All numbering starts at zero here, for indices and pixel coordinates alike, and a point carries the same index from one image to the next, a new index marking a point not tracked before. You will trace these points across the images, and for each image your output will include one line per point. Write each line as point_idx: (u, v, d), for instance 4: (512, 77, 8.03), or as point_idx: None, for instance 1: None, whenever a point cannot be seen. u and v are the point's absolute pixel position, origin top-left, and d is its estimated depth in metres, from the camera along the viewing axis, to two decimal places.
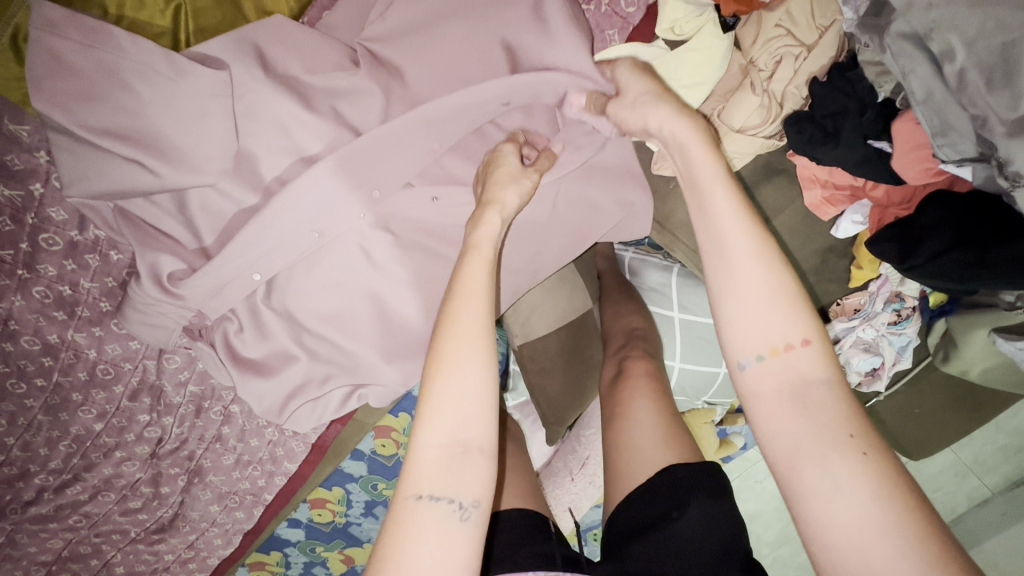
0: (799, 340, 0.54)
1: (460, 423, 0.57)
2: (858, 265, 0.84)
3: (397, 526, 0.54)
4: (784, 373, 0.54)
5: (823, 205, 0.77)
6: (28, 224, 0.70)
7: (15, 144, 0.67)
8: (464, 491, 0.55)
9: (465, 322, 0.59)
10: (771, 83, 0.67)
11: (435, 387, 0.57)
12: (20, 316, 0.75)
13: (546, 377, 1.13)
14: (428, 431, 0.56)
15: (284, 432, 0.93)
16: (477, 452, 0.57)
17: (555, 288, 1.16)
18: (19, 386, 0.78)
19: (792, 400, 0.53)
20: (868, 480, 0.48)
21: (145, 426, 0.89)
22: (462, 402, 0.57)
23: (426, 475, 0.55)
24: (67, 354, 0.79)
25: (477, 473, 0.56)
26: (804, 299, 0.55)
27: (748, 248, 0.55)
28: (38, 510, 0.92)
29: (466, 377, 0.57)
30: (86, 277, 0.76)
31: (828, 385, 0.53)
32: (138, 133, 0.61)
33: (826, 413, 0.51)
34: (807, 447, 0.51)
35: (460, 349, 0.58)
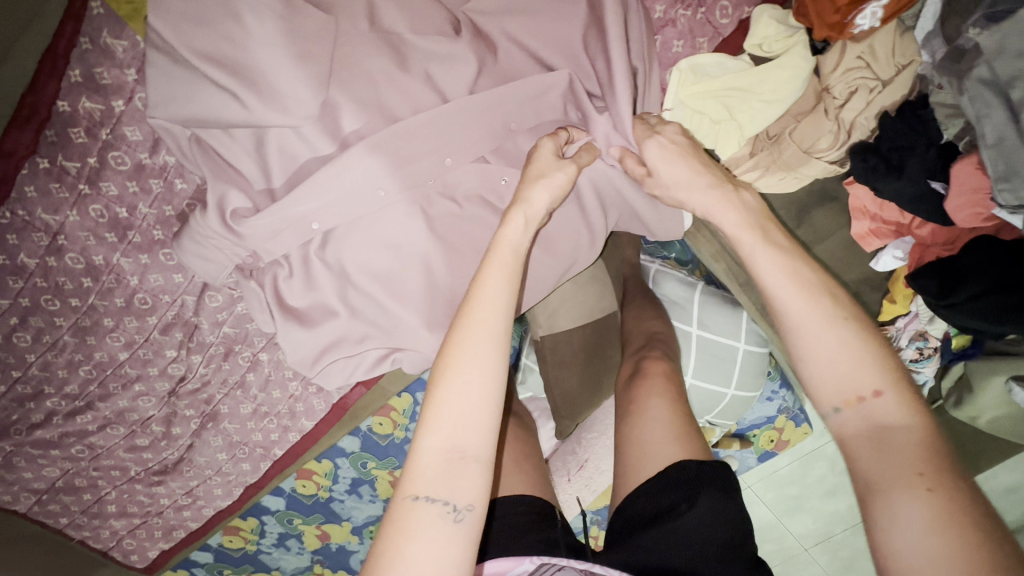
0: (871, 391, 0.57)
1: (459, 428, 0.58)
2: (891, 298, 0.87)
3: (389, 528, 0.56)
4: (861, 420, 0.57)
5: (867, 237, 0.80)
6: (101, 139, 0.71)
7: (108, 57, 0.68)
8: (457, 500, 0.56)
9: (476, 329, 0.60)
10: (842, 112, 0.71)
11: (438, 397, 0.58)
12: (71, 232, 0.76)
13: (564, 372, 1.16)
14: (427, 438, 0.58)
15: (308, 388, 0.93)
16: (473, 459, 0.57)
17: (585, 286, 1.18)
18: (53, 304, 0.81)
19: (868, 441, 0.56)
20: (933, 512, 0.50)
21: (170, 362, 0.88)
22: (464, 412, 0.58)
23: (420, 479, 0.57)
24: (109, 276, 0.80)
25: (470, 487, 0.57)
26: (878, 352, 0.58)
27: (807, 308, 0.61)
28: (43, 433, 0.93)
29: (469, 386, 0.58)
30: (146, 202, 0.76)
31: (907, 428, 0.55)
32: (238, 65, 0.63)
33: (900, 454, 0.54)
34: (878, 480, 0.54)
35: (465, 360, 0.59)
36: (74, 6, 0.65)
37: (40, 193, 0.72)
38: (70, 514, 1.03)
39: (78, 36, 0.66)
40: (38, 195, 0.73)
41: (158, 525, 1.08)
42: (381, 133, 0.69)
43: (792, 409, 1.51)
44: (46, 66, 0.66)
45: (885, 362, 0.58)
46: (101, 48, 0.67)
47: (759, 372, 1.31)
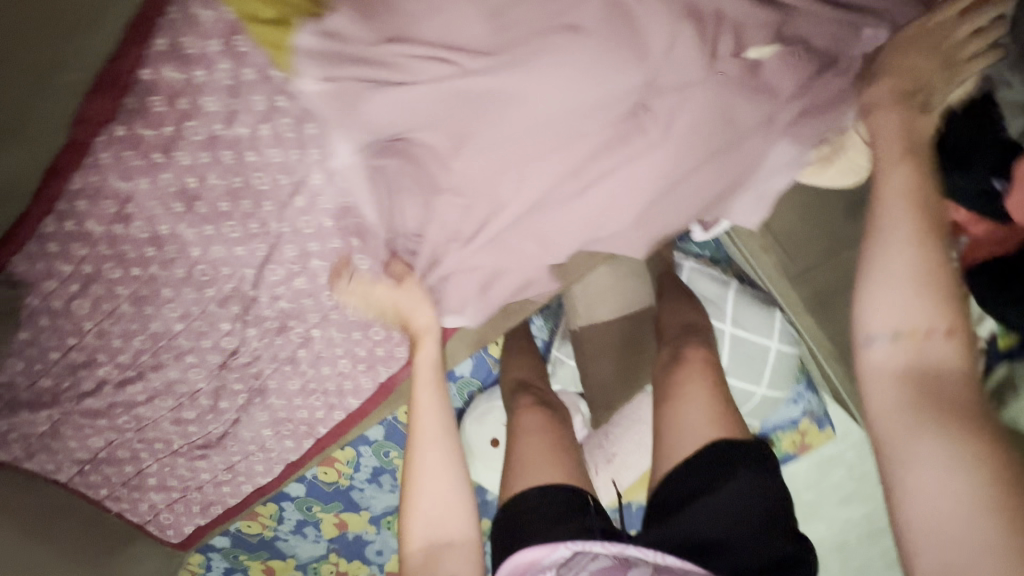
0: (932, 331, 0.58)
1: (434, 524, 0.77)
2: None
3: None
4: (912, 361, 0.58)
5: None
6: (179, 108, 0.71)
7: (195, 27, 0.67)
8: (444, 568, 0.73)
9: (432, 454, 0.79)
10: None
11: (410, 500, 0.78)
12: (140, 201, 0.77)
13: (599, 360, 1.23)
14: (414, 530, 0.76)
15: (357, 366, 0.94)
16: (457, 541, 0.75)
17: (623, 280, 1.23)
18: (115, 272, 0.83)
19: (913, 383, 0.58)
20: (959, 455, 0.54)
21: (224, 335, 0.89)
22: (437, 475, 0.79)
23: (411, 564, 0.75)
24: (172, 246, 0.81)
25: (458, 559, 0.74)
26: (945, 295, 0.59)
27: (899, 234, 0.60)
28: (92, 403, 0.94)
29: (434, 496, 0.78)
30: (216, 172, 0.76)
31: (956, 374, 0.57)
32: (337, 41, 0.66)
33: (946, 398, 0.56)
34: (911, 420, 0.57)
35: (423, 476, 0.79)
36: None
37: (115, 160, 0.74)
38: (110, 485, 1.04)
39: (167, 6, 0.67)
40: (112, 162, 0.74)
41: (196, 500, 1.08)
42: (483, 103, 0.66)
43: (817, 412, 1.53)
44: (135, 34, 0.67)
45: (950, 307, 0.58)
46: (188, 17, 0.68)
47: (788, 372, 1.32)
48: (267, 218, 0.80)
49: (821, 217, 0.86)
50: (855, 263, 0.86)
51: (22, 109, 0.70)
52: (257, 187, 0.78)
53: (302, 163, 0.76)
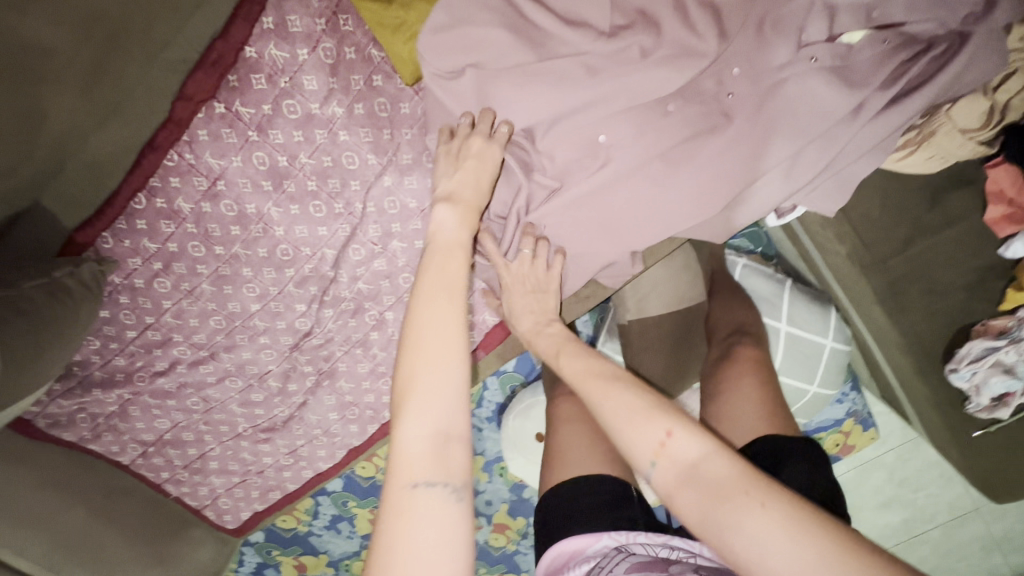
0: (665, 433, 0.56)
1: (445, 405, 0.50)
2: (1017, 285, 0.85)
3: (389, 521, 0.46)
4: (675, 468, 0.55)
5: (1000, 223, 0.81)
6: (279, 86, 0.73)
7: (303, 6, 0.70)
8: (448, 477, 0.48)
9: (437, 300, 0.54)
10: (998, 93, 0.72)
11: (405, 381, 0.51)
12: (231, 178, 0.78)
13: (650, 359, 1.06)
14: (409, 425, 0.49)
15: None
16: (463, 434, 0.50)
17: (679, 273, 1.10)
18: (198, 250, 0.83)
19: (685, 476, 0.54)
20: (774, 519, 0.48)
21: (299, 316, 0.90)
22: (443, 358, 0.51)
23: (408, 463, 0.48)
24: (257, 226, 0.82)
25: (462, 462, 0.49)
26: (658, 399, 0.59)
27: (606, 395, 0.61)
28: (163, 383, 0.94)
29: (440, 360, 0.51)
30: (306, 151, 0.77)
31: (713, 455, 0.53)
32: (445, 17, 0.68)
33: (719, 484, 0.52)
34: (717, 512, 0.51)
35: (424, 354, 0.51)
36: None
37: (212, 137, 0.75)
38: (172, 468, 1.05)
39: None
40: (209, 139, 0.75)
41: (256, 484, 1.09)
42: (592, 82, 0.68)
43: (861, 413, 1.50)
44: (243, 11, 0.69)
45: (664, 405, 0.58)
46: None
47: (840, 370, 1.32)
48: (353, 198, 0.81)
49: (900, 208, 0.88)
50: (930, 253, 0.88)
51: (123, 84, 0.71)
52: (346, 166, 0.79)
53: (393, 143, 0.79)
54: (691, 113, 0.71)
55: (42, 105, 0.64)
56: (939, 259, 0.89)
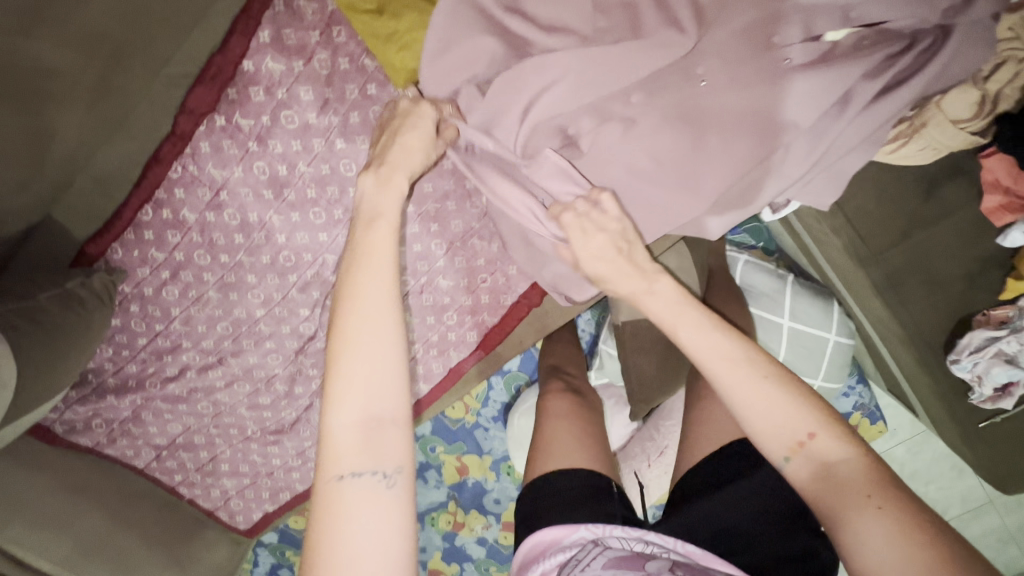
0: (806, 434, 0.59)
1: (373, 400, 0.54)
2: (1017, 275, 0.85)
3: (323, 506, 0.52)
4: (809, 465, 0.59)
5: (998, 212, 0.81)
6: (276, 98, 0.75)
7: (298, 20, 0.72)
8: (382, 463, 0.53)
9: (368, 297, 0.56)
10: (988, 83, 0.72)
11: (336, 372, 0.54)
12: (233, 189, 0.81)
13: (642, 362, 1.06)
14: (338, 417, 0.54)
15: (429, 351, 0.94)
16: (392, 424, 0.55)
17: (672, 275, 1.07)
18: (204, 258, 0.86)
19: (813, 471, 0.59)
20: (892, 527, 0.52)
21: (303, 321, 0.92)
22: (375, 354, 0.55)
23: (341, 452, 0.53)
24: (259, 233, 0.84)
25: (394, 447, 0.54)
26: (804, 397, 0.61)
27: (748, 375, 0.61)
28: (173, 388, 0.97)
29: (371, 360, 0.55)
30: (305, 160, 0.79)
31: (849, 460, 0.58)
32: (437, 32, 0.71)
33: (847, 485, 0.57)
34: (840, 509, 0.56)
35: (357, 350, 0.55)
36: None
37: (213, 149, 0.78)
38: (185, 471, 1.07)
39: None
40: (211, 151, 0.78)
41: (266, 485, 1.11)
42: (576, 83, 0.71)
43: (869, 406, 1.50)
44: (240, 27, 0.71)
45: (808, 404, 0.61)
46: (292, 9, 0.72)
47: (844, 364, 1.31)
48: (351, 204, 0.83)
49: (895, 200, 0.88)
50: (928, 245, 0.88)
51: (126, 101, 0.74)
52: (344, 173, 0.81)
53: None
54: (668, 108, 0.72)
55: (48, 125, 0.66)
56: (936, 250, 0.88)
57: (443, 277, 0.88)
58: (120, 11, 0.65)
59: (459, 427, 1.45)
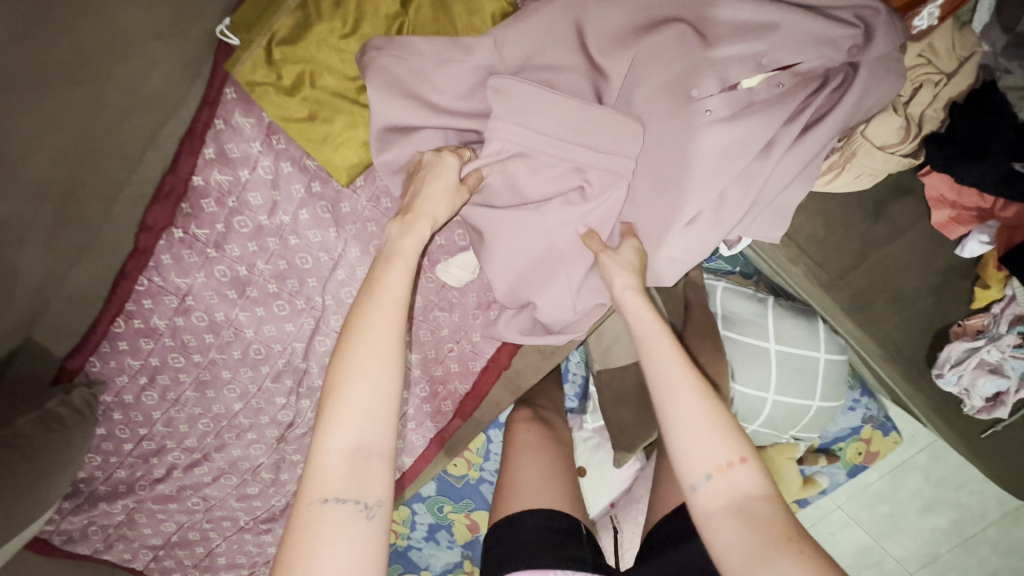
0: (737, 458, 0.60)
1: (364, 430, 0.54)
2: (984, 284, 0.86)
3: (302, 530, 0.52)
4: (730, 492, 0.59)
5: (950, 225, 0.82)
6: (228, 207, 0.79)
7: (238, 134, 0.75)
8: (366, 494, 0.53)
9: (375, 331, 0.56)
10: (909, 107, 0.74)
11: (337, 399, 0.54)
12: (198, 294, 0.84)
13: (620, 410, 1.07)
14: (333, 439, 0.54)
15: (407, 423, 0.95)
16: (380, 456, 0.55)
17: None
18: (178, 360, 0.89)
19: (734, 503, 0.59)
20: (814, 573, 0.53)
21: (280, 409, 0.94)
22: (376, 387, 0.55)
23: (329, 479, 0.53)
24: (228, 331, 0.87)
25: (379, 480, 0.54)
26: (736, 424, 0.62)
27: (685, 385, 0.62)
28: (163, 488, 0.98)
29: (371, 394, 0.55)
30: (262, 259, 0.82)
31: (766, 498, 0.59)
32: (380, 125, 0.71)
33: (766, 522, 0.57)
34: (753, 544, 0.56)
35: (356, 383, 0.55)
36: (211, 94, 0.73)
37: (175, 259, 0.81)
38: (183, 569, 1.07)
39: (212, 118, 0.74)
40: (173, 262, 0.81)
41: None
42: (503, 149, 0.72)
43: (878, 418, 1.47)
44: (185, 147, 0.75)
45: (739, 432, 0.62)
46: (230, 125, 0.75)
47: (839, 381, 1.29)
48: (312, 293, 0.86)
49: (844, 224, 0.87)
50: (888, 264, 0.87)
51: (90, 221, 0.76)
52: (301, 266, 0.83)
53: (339, 239, 0.83)
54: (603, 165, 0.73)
55: (16, 265, 0.69)
56: (900, 266, 0.87)
57: (410, 351, 0.90)
58: (70, 157, 0.66)
59: (464, 484, 1.43)
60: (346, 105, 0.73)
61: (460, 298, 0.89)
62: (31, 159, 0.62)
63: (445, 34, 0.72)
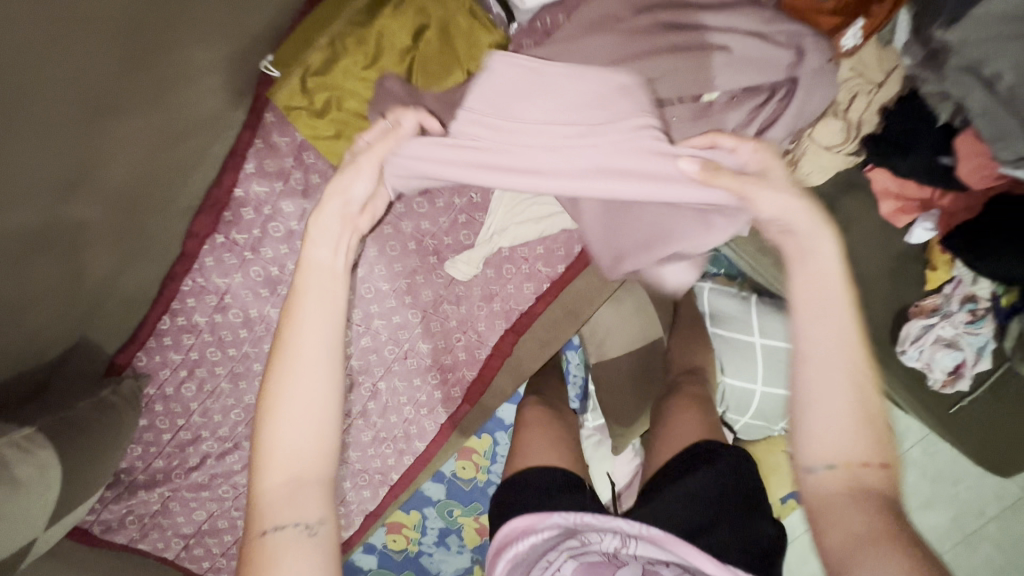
0: (876, 461, 0.58)
1: (300, 458, 0.59)
2: (932, 266, 0.97)
3: (250, 559, 0.56)
4: (841, 481, 0.58)
5: (897, 215, 0.92)
6: (264, 214, 0.91)
7: (274, 151, 0.88)
8: (305, 516, 0.57)
9: (302, 363, 0.60)
10: (849, 113, 0.86)
11: (268, 432, 0.59)
12: (235, 292, 0.95)
13: (619, 399, 1.16)
14: (268, 472, 0.58)
15: (420, 410, 1.05)
16: (315, 481, 0.59)
17: (630, 315, 1.19)
18: (215, 354, 0.99)
19: (846, 490, 0.57)
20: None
21: None
22: (305, 415, 0.59)
23: (269, 508, 0.57)
24: (261, 326, 0.98)
25: (316, 502, 0.58)
26: (874, 424, 0.59)
27: (840, 365, 0.59)
28: (196, 476, 1.07)
29: (298, 423, 0.59)
30: (292, 260, 0.94)
31: (878, 494, 0.57)
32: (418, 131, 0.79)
33: (875, 517, 0.55)
34: (861, 532, 0.55)
35: (286, 414, 0.59)
36: (252, 118, 0.85)
37: (217, 262, 0.93)
38: (211, 557, 1.14)
39: (252, 139, 0.87)
40: (215, 264, 0.93)
41: None
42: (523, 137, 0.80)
43: None
44: (229, 164, 0.88)
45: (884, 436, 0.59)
46: (268, 144, 0.87)
47: None
48: None
49: None
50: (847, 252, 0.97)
51: (138, 231, 0.86)
52: None
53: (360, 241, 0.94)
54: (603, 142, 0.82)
55: (79, 265, 0.77)
56: (857, 253, 0.98)
57: (423, 341, 1.01)
58: (136, 174, 0.77)
59: (472, 487, 1.48)
60: (365, 124, 0.84)
61: (466, 292, 0.99)
62: (108, 165, 0.73)
63: (449, 61, 0.82)
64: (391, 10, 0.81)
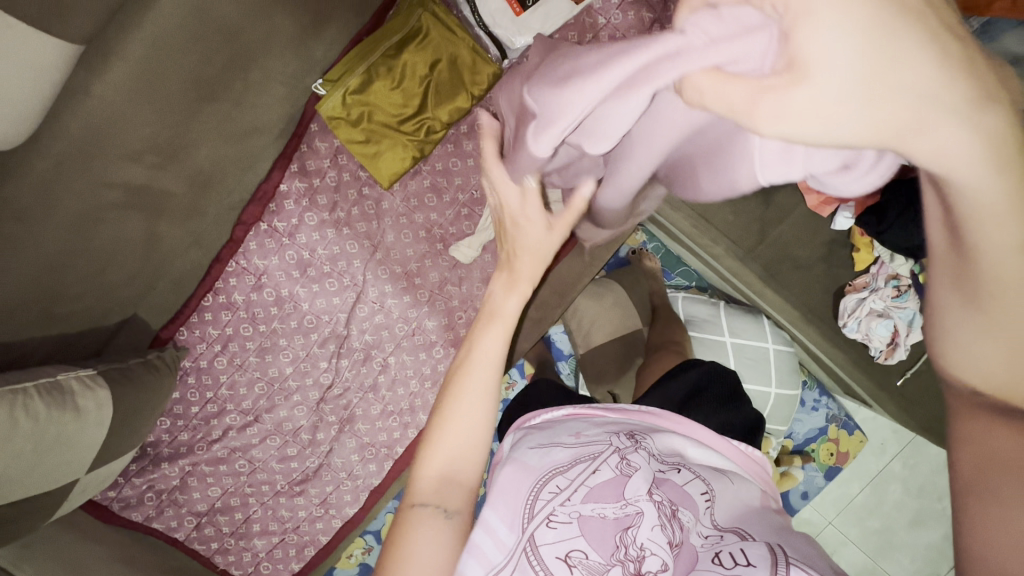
0: None
1: (453, 461, 0.69)
2: (856, 249, 1.16)
3: (400, 529, 0.65)
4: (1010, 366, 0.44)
5: (822, 206, 1.11)
6: (301, 206, 1.11)
7: (315, 154, 1.10)
8: (447, 503, 0.66)
9: (469, 388, 0.69)
10: None
11: (435, 433, 0.69)
12: (271, 273, 1.12)
13: (606, 386, 1.31)
14: (426, 466, 0.68)
15: (425, 384, 1.18)
16: (461, 480, 0.68)
17: (610, 308, 1.36)
18: (247, 330, 1.13)
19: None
20: None
21: (322, 372, 1.16)
22: (468, 422, 0.69)
23: (421, 487, 0.67)
24: (289, 303, 1.13)
25: (461, 495, 0.68)
26: None
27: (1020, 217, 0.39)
28: (217, 450, 1.16)
29: (463, 433, 0.69)
30: (321, 246, 1.12)
31: None
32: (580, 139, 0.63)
33: None
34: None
35: (454, 418, 0.69)
36: (300, 129, 1.09)
37: (258, 246, 1.11)
38: (221, 537, 1.19)
39: (299, 144, 1.09)
40: (257, 247, 1.11)
41: (293, 542, 1.22)
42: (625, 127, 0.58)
43: (840, 416, 1.49)
44: (278, 165, 1.09)
45: None
46: (311, 148, 1.10)
47: (793, 369, 1.40)
48: (356, 271, 1.14)
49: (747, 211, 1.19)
50: (786, 239, 1.18)
51: (191, 211, 1.03)
52: (349, 250, 1.13)
53: (380, 229, 1.14)
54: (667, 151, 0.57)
55: (156, 232, 0.98)
56: (791, 240, 1.18)
57: (429, 319, 1.16)
58: (196, 178, 0.99)
59: None
60: (387, 134, 1.07)
61: (467, 274, 1.17)
62: (197, 147, 0.95)
63: (458, 84, 1.07)
64: (414, 46, 1.03)
